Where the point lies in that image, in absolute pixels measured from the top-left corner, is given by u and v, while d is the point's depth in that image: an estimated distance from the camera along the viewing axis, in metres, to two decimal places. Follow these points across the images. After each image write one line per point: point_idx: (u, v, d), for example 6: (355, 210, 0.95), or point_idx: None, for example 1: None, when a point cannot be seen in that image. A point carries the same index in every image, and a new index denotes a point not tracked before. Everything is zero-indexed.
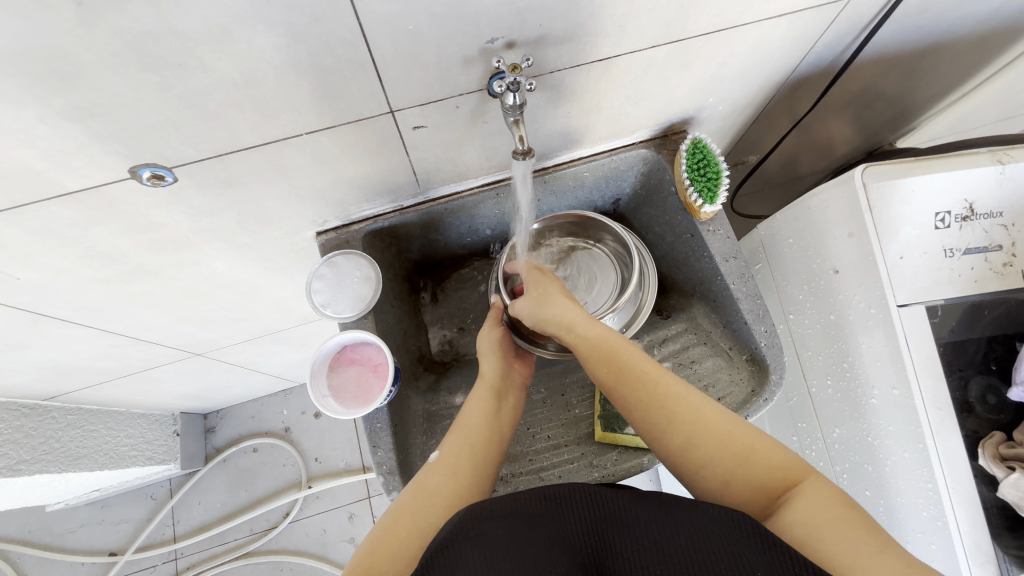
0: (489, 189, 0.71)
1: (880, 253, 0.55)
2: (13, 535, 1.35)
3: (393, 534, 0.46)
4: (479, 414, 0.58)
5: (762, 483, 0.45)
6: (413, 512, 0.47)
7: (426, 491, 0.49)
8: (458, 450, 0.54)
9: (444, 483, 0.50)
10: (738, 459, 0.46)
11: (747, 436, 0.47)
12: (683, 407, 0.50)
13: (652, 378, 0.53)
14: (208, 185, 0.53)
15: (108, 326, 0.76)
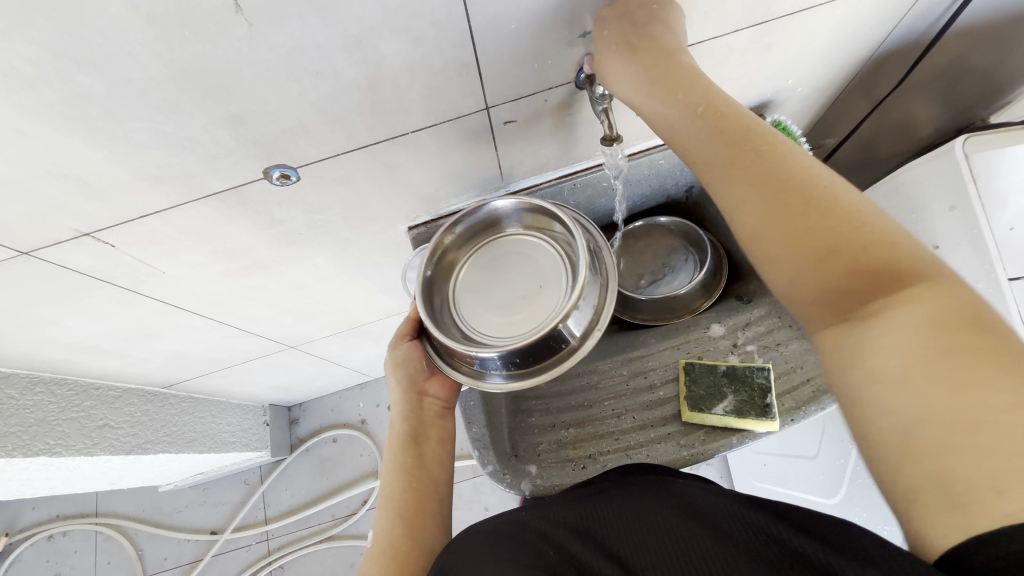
0: (566, 180, 0.74)
1: (988, 225, 0.53)
2: (130, 513, 1.52)
3: None
4: (394, 475, 0.58)
5: (856, 265, 0.36)
6: None
7: None
8: (386, 516, 0.55)
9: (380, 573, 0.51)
10: (834, 243, 0.36)
11: (860, 218, 0.37)
12: (792, 170, 0.39)
13: (759, 136, 0.40)
14: (324, 183, 0.59)
15: (224, 318, 0.85)
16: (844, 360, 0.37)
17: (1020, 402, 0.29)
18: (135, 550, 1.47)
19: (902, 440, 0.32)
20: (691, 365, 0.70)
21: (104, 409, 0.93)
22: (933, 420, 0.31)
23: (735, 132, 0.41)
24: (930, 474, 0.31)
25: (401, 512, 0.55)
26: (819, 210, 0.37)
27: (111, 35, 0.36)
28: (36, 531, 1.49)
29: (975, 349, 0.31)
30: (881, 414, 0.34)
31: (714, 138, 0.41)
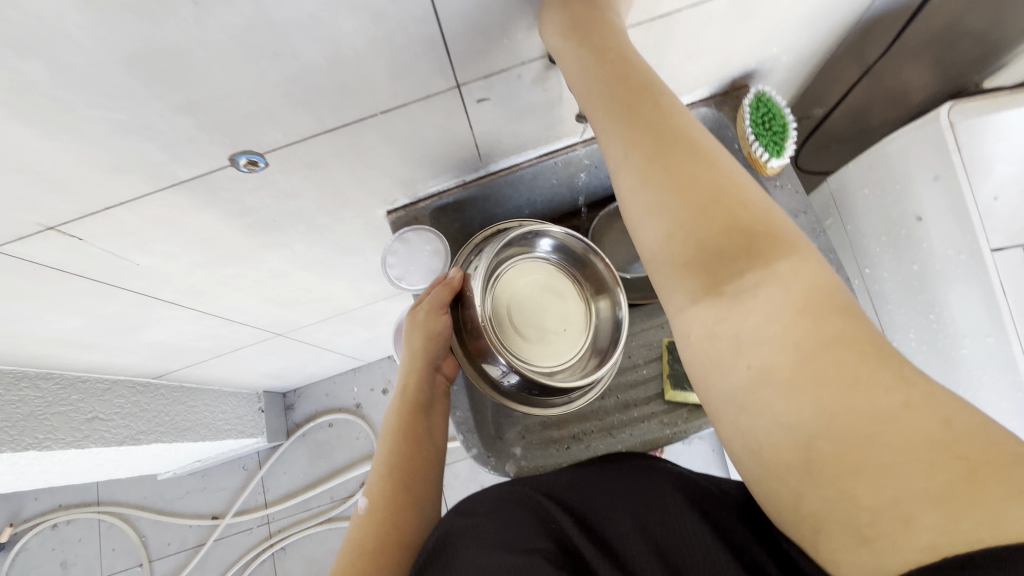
0: (547, 159, 0.72)
1: (971, 195, 0.52)
2: (132, 500, 1.53)
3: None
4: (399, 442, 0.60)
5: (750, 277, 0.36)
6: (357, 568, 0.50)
7: (362, 547, 0.52)
8: (389, 482, 0.57)
9: (381, 539, 0.53)
10: (732, 255, 0.37)
11: (749, 223, 0.37)
12: (702, 177, 0.39)
13: (680, 142, 0.39)
14: (294, 169, 0.57)
15: (206, 308, 0.84)
16: (720, 360, 0.37)
17: (904, 403, 0.31)
18: (139, 537, 1.50)
19: (802, 456, 0.34)
20: (673, 344, 0.71)
21: (93, 401, 0.93)
22: (826, 431, 0.33)
23: (659, 129, 0.40)
24: (834, 495, 0.33)
25: (400, 489, 0.57)
26: (716, 213, 0.37)
27: (48, 19, 0.34)
28: (39, 520, 1.51)
29: (846, 340, 0.34)
30: (771, 423, 0.35)
31: (642, 146, 0.40)
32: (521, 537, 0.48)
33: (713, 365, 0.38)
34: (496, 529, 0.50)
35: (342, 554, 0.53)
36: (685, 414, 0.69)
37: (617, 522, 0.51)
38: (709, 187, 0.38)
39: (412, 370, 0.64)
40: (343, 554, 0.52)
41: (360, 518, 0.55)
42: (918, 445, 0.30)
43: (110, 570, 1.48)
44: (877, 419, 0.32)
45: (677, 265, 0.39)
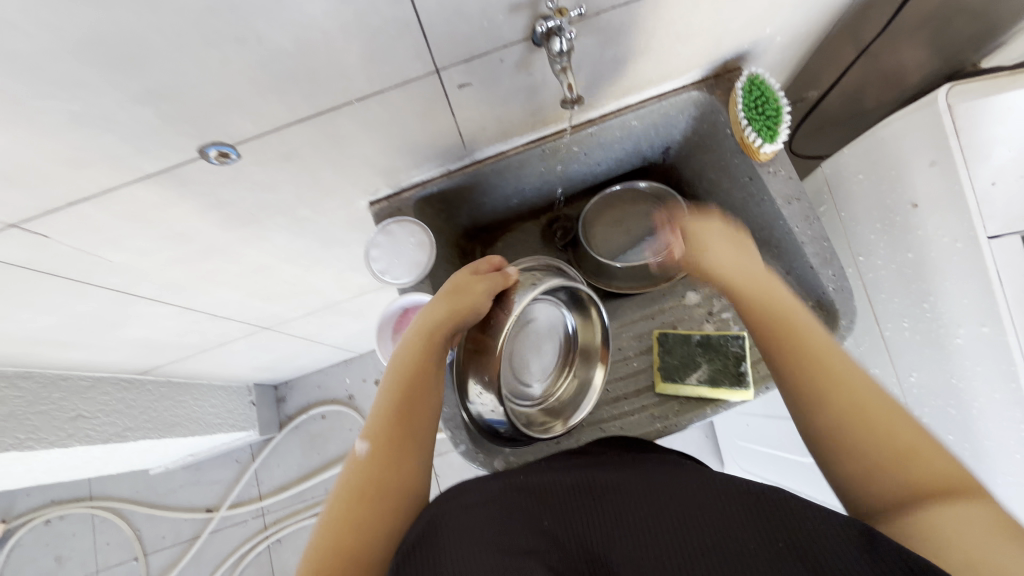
0: (534, 146, 0.70)
1: (969, 180, 0.50)
2: (125, 495, 1.53)
3: (339, 524, 0.44)
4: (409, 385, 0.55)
5: (859, 408, 0.43)
6: (360, 509, 0.45)
7: (365, 486, 0.47)
8: (394, 424, 0.52)
9: (387, 479, 0.48)
10: (852, 399, 0.44)
11: (856, 404, 0.43)
12: (814, 342, 0.49)
13: (788, 325, 0.51)
14: (269, 160, 0.55)
15: (188, 304, 0.82)
16: (834, 424, 0.43)
17: (983, 500, 0.36)
18: (134, 531, 1.49)
19: (896, 502, 0.39)
20: (665, 337, 0.70)
21: (77, 399, 0.92)
22: (912, 484, 0.39)
23: (789, 325, 0.51)
24: (915, 534, 0.36)
25: (403, 436, 0.52)
26: (825, 375, 0.46)
27: None
28: (32, 516, 1.50)
29: (944, 471, 0.38)
30: (872, 480, 0.41)
31: (778, 333, 0.51)
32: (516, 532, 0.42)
33: (868, 471, 0.41)
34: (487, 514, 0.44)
35: (325, 509, 0.46)
36: (676, 408, 0.67)
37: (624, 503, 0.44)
38: (809, 364, 0.47)
39: (436, 325, 0.60)
40: (326, 511, 0.46)
41: (358, 460, 0.50)
42: (995, 526, 0.34)
43: (105, 564, 1.48)
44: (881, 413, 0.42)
45: (829, 415, 0.44)
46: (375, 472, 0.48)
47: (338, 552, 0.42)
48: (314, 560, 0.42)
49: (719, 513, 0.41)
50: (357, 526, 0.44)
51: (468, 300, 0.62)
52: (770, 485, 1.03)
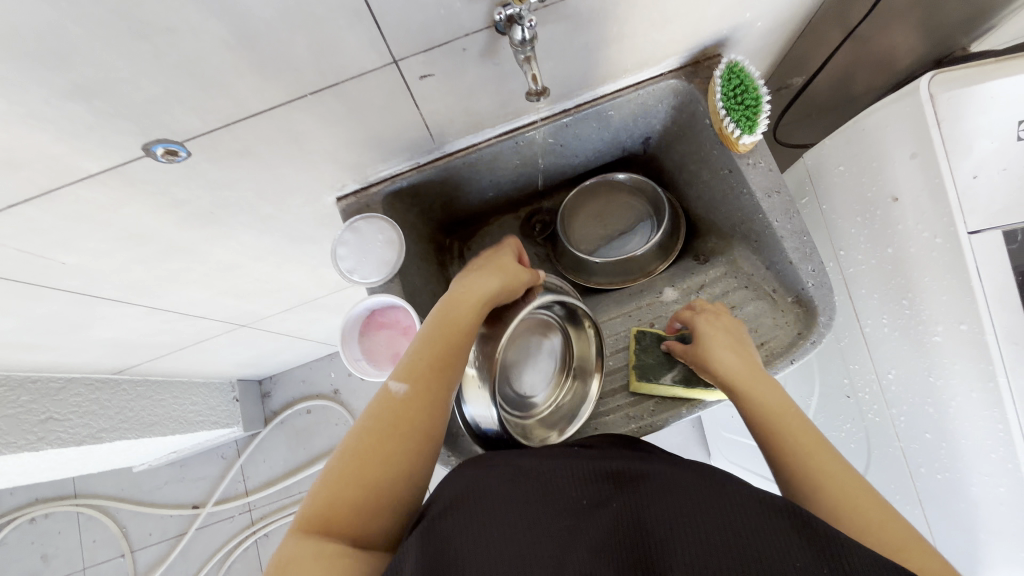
0: (507, 138, 0.67)
1: (949, 173, 0.48)
2: (110, 493, 1.51)
3: (366, 460, 0.46)
4: (451, 340, 0.53)
5: (838, 487, 0.45)
6: (386, 448, 0.46)
7: (398, 425, 0.48)
8: (430, 373, 0.51)
9: (419, 425, 0.48)
10: (830, 477, 0.46)
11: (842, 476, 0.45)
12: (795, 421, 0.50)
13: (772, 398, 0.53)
14: (222, 158, 0.52)
15: (155, 304, 0.79)
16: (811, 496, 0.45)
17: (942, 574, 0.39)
18: (119, 528, 1.48)
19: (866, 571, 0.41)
20: (642, 335, 0.67)
21: (47, 401, 0.90)
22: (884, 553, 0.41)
23: (781, 408, 0.52)
24: None
25: (437, 388, 0.51)
26: (803, 454, 0.48)
27: None
28: (17, 515, 1.49)
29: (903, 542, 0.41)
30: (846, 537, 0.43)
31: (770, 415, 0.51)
32: (544, 518, 0.42)
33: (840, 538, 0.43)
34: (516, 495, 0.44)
35: (355, 431, 0.48)
36: (652, 407, 0.66)
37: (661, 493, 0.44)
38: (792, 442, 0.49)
39: (487, 297, 0.57)
40: (355, 435, 0.47)
41: (393, 395, 0.50)
42: None
43: (92, 561, 1.48)
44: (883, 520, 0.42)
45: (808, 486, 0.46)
46: (410, 418, 0.48)
47: (365, 484, 0.44)
48: (342, 481, 0.45)
49: (734, 506, 0.42)
50: (387, 464, 0.46)
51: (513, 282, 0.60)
52: (754, 477, 1.03)
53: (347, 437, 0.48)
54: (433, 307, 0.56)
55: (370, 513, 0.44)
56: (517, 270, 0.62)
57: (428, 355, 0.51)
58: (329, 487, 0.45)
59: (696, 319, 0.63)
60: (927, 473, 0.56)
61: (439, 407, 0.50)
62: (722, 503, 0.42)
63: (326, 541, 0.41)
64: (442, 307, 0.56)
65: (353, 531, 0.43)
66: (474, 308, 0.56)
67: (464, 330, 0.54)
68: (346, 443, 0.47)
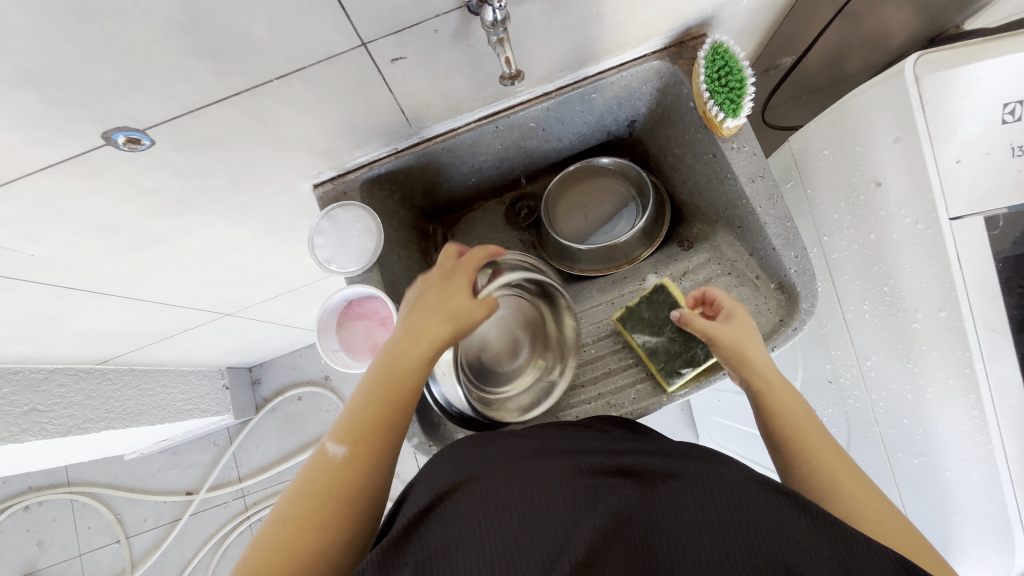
0: (488, 122, 0.65)
1: (932, 158, 0.47)
2: (103, 480, 1.52)
3: (296, 528, 0.42)
4: (391, 393, 0.50)
5: (852, 479, 0.45)
6: (320, 517, 0.43)
7: (332, 491, 0.45)
8: (366, 434, 0.48)
9: (355, 488, 0.45)
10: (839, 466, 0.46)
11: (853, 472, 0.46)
12: (807, 417, 0.50)
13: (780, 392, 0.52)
14: (187, 146, 0.50)
15: (134, 294, 0.78)
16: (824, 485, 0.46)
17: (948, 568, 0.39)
18: (114, 515, 1.49)
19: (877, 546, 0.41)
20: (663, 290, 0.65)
21: (30, 393, 0.89)
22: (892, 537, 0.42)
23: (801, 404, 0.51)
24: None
25: (376, 446, 0.47)
26: (822, 446, 0.48)
27: None
28: (11, 503, 1.50)
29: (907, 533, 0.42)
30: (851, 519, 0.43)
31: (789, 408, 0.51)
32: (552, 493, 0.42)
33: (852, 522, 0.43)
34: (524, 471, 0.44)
35: (287, 498, 0.45)
36: (633, 394, 0.66)
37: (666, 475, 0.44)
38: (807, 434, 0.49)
39: (435, 346, 0.53)
40: (287, 502, 0.44)
41: (329, 456, 0.46)
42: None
43: (87, 547, 1.49)
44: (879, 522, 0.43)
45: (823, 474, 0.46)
46: (342, 485, 0.45)
47: (290, 554, 0.41)
48: (266, 554, 0.41)
49: (725, 489, 0.41)
50: (314, 534, 0.42)
51: (461, 317, 0.55)
52: (739, 459, 1.04)
53: (277, 504, 0.45)
54: (374, 360, 0.52)
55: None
56: (470, 307, 0.56)
57: (365, 419, 0.48)
58: (253, 558, 0.41)
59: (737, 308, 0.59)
60: (904, 458, 0.56)
61: (374, 471, 0.46)
62: (712, 486, 0.42)
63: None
64: (383, 361, 0.52)
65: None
66: (419, 359, 0.52)
67: (407, 385, 0.51)
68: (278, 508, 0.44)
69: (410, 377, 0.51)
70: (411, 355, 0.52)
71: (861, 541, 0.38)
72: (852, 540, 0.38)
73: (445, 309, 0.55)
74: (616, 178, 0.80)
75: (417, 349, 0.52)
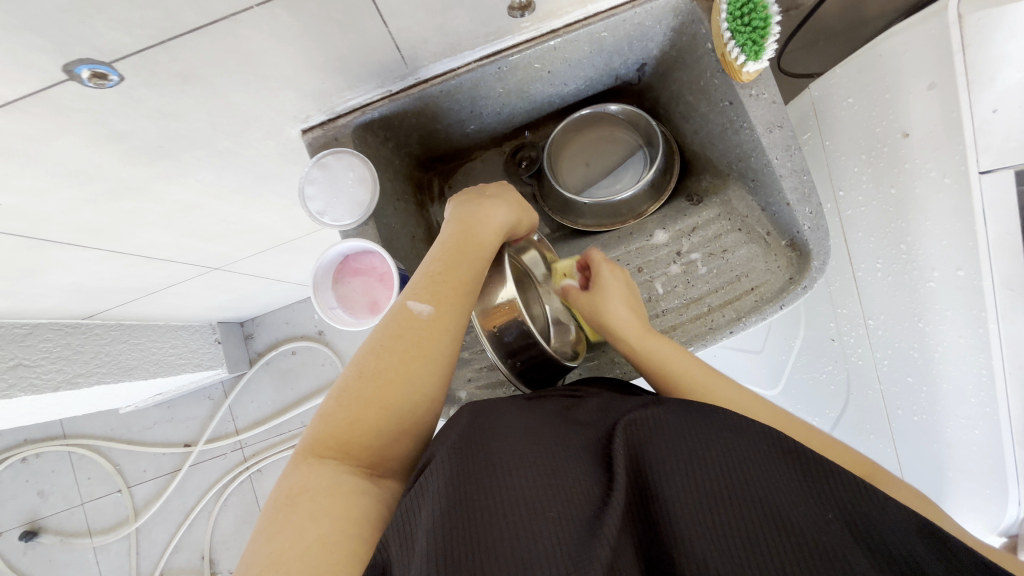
0: (490, 62, 0.60)
1: (967, 107, 0.44)
2: (99, 433, 1.52)
3: (378, 385, 0.42)
4: (464, 266, 0.50)
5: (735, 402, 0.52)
6: (401, 376, 0.43)
7: (413, 355, 0.44)
8: (445, 301, 0.47)
9: (436, 352, 0.45)
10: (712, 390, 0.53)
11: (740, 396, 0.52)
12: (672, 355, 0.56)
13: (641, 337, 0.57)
14: (161, 84, 0.46)
15: (116, 247, 0.74)
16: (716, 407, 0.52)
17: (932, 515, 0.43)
18: (114, 465, 1.51)
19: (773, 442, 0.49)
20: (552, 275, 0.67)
21: (15, 347, 0.87)
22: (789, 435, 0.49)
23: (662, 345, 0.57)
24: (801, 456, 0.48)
25: (454, 319, 0.47)
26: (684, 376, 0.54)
27: None
28: (8, 455, 1.50)
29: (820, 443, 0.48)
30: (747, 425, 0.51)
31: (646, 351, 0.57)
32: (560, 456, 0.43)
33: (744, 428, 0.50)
34: (528, 438, 0.44)
35: (368, 351, 0.45)
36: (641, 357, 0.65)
37: (673, 427, 0.44)
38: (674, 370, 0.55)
39: (503, 228, 0.55)
40: (370, 355, 0.44)
41: (408, 316, 0.46)
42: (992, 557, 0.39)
43: (90, 496, 1.52)
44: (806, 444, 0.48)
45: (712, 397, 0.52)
46: (429, 343, 0.45)
47: (385, 407, 0.42)
48: (359, 405, 0.42)
49: (740, 458, 0.41)
50: (408, 385, 0.43)
51: (515, 213, 0.57)
52: None
53: (357, 359, 0.45)
54: (445, 232, 0.53)
55: (390, 437, 0.42)
56: (528, 207, 0.61)
57: (447, 280, 0.48)
58: (344, 410, 0.42)
59: (602, 268, 0.63)
60: (904, 415, 0.57)
61: (459, 329, 0.47)
62: (726, 457, 0.41)
63: (342, 469, 0.40)
64: (456, 233, 0.52)
65: (367, 459, 0.41)
66: (491, 235, 0.53)
67: (481, 256, 0.52)
68: (354, 367, 0.44)
69: (480, 254, 0.52)
70: (478, 231, 0.53)
71: (877, 514, 0.38)
72: (869, 513, 0.38)
73: (503, 203, 0.57)
74: (625, 131, 0.76)
75: (484, 230, 0.53)
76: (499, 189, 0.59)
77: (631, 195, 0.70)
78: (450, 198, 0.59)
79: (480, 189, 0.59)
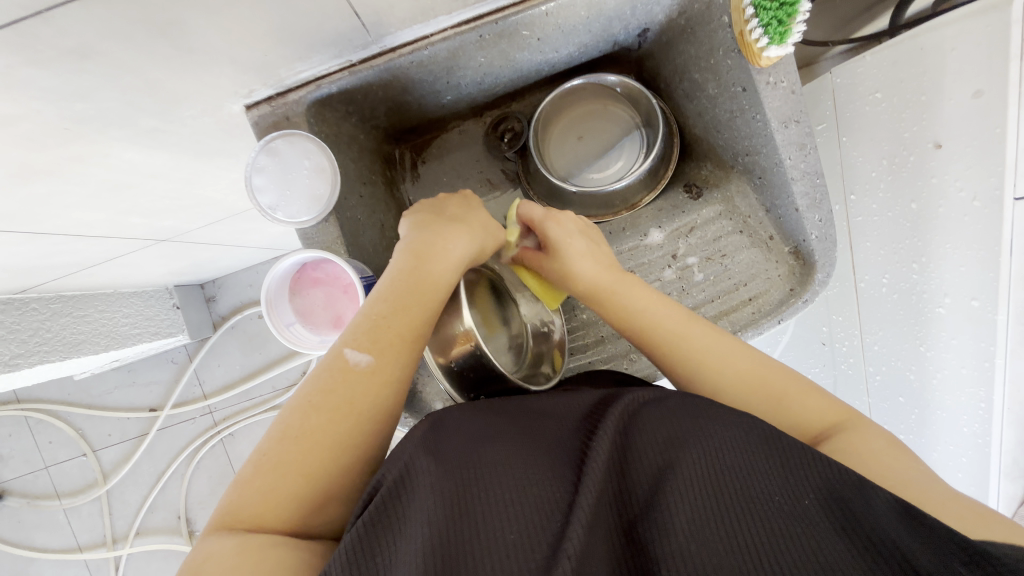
0: (466, 30, 0.51)
1: (1016, 124, 0.41)
2: (55, 399, 1.45)
3: (301, 448, 0.39)
4: (408, 308, 0.45)
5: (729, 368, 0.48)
6: (331, 437, 0.39)
7: (343, 413, 0.40)
8: (386, 348, 0.42)
9: (371, 409, 0.41)
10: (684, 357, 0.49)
11: (723, 355, 0.49)
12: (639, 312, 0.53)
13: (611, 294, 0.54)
14: (52, 62, 0.36)
15: (36, 229, 0.64)
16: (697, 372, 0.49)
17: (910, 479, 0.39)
18: (75, 430, 1.46)
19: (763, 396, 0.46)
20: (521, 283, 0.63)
21: None
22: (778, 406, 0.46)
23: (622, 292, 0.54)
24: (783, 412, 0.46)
25: (395, 368, 0.43)
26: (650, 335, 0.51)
27: None
28: None
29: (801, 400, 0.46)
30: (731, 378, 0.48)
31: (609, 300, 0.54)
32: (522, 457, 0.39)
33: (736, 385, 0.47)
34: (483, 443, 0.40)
35: (294, 407, 0.40)
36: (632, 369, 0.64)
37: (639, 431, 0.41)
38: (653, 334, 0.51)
39: (464, 259, 0.50)
40: (296, 413, 0.40)
41: (343, 368, 0.41)
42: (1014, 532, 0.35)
43: (53, 461, 1.47)
44: (740, 376, 0.48)
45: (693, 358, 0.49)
46: (363, 399, 0.41)
47: (309, 472, 0.38)
48: (277, 471, 0.38)
49: (713, 450, 0.39)
50: (337, 446, 0.39)
51: (474, 241, 0.52)
52: None
53: (282, 415, 0.41)
54: (396, 263, 0.48)
55: (316, 505, 0.38)
56: (494, 229, 0.56)
57: (391, 325, 0.43)
58: (262, 476, 0.38)
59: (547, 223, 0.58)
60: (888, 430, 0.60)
61: (402, 382, 0.43)
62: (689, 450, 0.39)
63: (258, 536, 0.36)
64: (406, 266, 0.47)
65: (292, 527, 0.37)
66: (450, 267, 0.48)
67: (436, 295, 0.47)
68: (276, 427, 0.40)
69: (431, 291, 0.46)
70: (430, 265, 0.48)
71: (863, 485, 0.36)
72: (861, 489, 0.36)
73: (460, 229, 0.51)
74: (620, 106, 0.68)
75: (435, 263, 0.48)
76: (463, 214, 0.55)
77: (624, 182, 0.63)
78: (408, 218, 0.54)
79: (444, 214, 0.54)
